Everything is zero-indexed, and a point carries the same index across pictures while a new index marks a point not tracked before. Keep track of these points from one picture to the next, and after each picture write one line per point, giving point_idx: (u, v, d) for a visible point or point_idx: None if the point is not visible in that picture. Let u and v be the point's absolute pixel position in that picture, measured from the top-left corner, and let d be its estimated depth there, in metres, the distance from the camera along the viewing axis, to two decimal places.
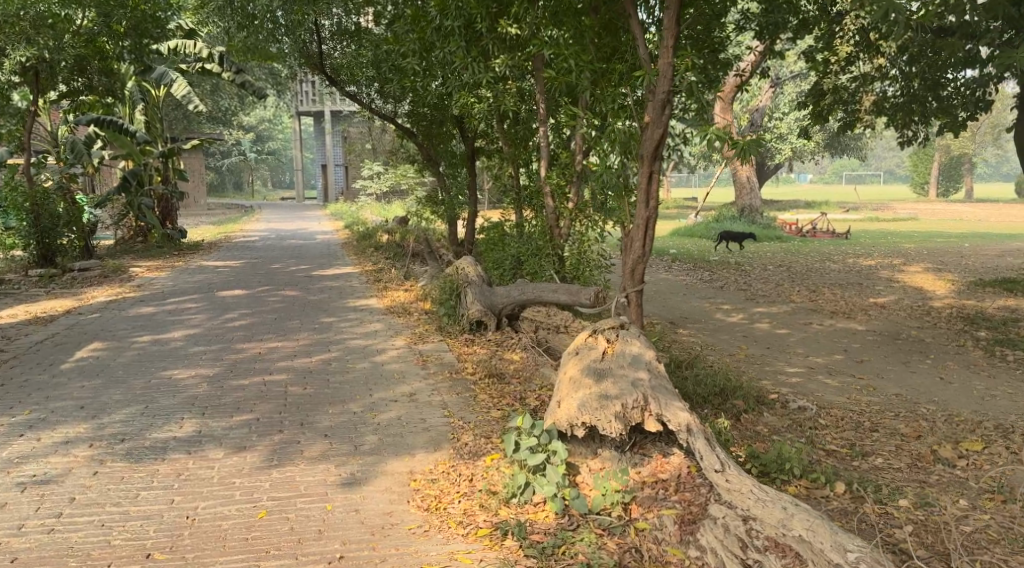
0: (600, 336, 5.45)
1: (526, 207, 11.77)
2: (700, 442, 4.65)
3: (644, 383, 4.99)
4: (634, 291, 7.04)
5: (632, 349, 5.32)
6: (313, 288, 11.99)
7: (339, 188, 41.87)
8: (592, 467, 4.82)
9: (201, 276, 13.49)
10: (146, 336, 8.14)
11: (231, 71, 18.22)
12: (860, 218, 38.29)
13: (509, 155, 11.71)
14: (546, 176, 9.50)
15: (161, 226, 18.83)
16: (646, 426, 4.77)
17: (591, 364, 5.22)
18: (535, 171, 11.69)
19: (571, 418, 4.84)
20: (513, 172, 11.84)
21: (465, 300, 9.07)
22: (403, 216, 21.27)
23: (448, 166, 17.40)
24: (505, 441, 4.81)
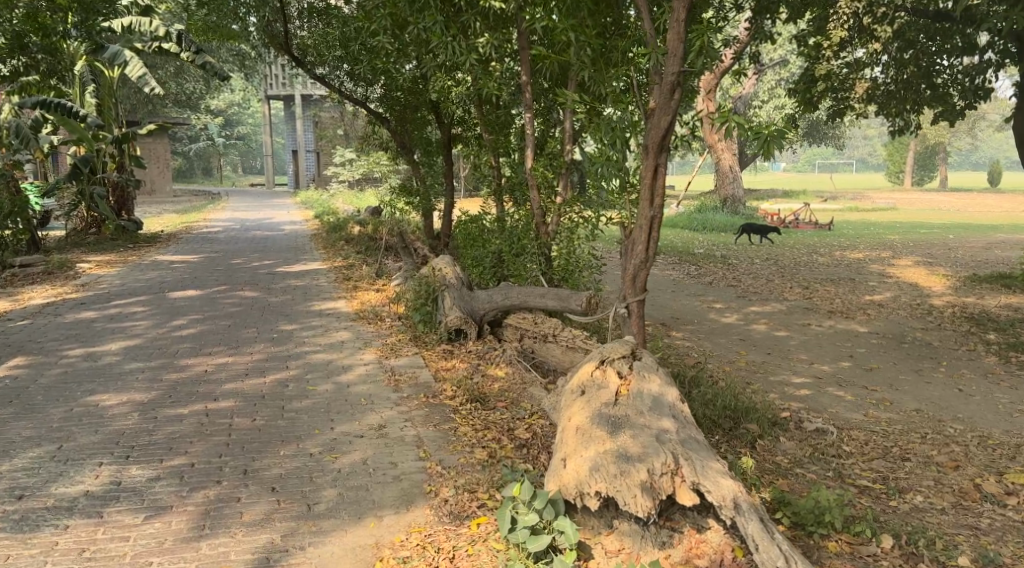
0: (612, 372, 4.85)
1: (508, 200, 10.95)
2: (756, 523, 4.01)
3: (670, 440, 4.39)
4: (634, 300, 6.17)
5: (648, 391, 4.74)
6: (274, 288, 11.04)
7: (309, 175, 40.59)
8: (608, 547, 4.19)
9: (154, 273, 12.50)
10: (77, 351, 7.21)
11: (190, 52, 17.12)
12: (842, 207, 37.72)
13: (489, 142, 10.91)
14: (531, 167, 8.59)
15: (116, 217, 17.70)
16: (679, 497, 4.15)
17: (602, 411, 4.60)
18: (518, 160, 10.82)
19: (581, 485, 4.20)
20: (493, 161, 10.99)
21: (441, 305, 8.20)
22: (375, 207, 20.31)
23: (423, 153, 16.41)
24: (499, 516, 3.90)
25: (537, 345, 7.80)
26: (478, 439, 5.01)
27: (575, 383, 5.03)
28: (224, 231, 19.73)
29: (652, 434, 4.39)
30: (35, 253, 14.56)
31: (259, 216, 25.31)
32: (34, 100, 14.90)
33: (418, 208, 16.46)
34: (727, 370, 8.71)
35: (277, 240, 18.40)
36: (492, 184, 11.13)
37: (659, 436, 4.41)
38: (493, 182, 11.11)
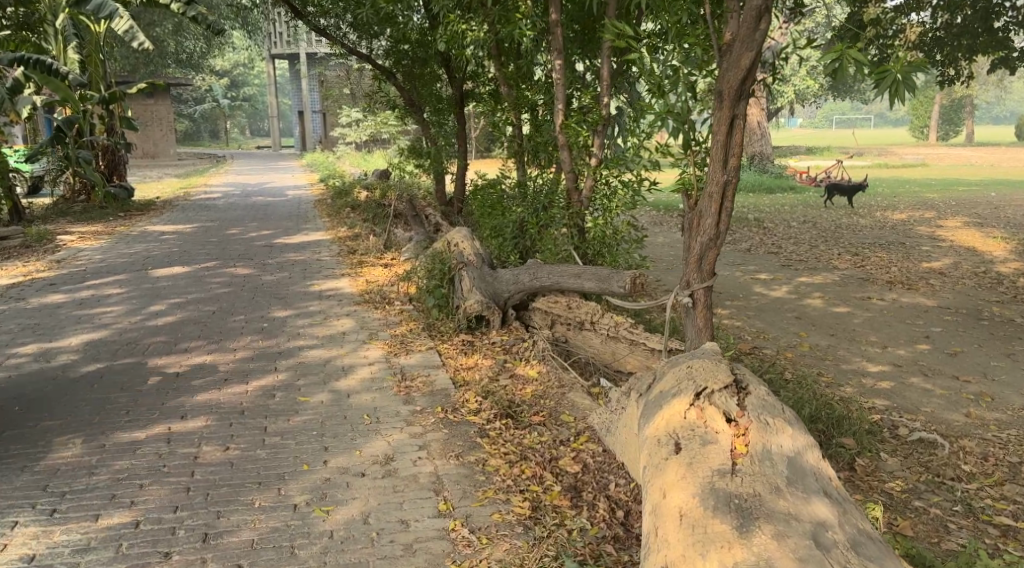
0: (731, 427, 3.62)
1: (532, 162, 9.73)
2: None
3: (837, 546, 3.08)
4: (701, 288, 4.97)
5: (782, 460, 3.50)
6: (270, 264, 9.87)
7: (316, 136, 39.28)
8: None
9: (140, 246, 11.36)
10: (29, 348, 6.08)
11: (181, 3, 15.81)
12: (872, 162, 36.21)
13: (510, 97, 9.64)
14: (561, 123, 7.36)
15: (107, 184, 16.53)
16: None
17: (724, 488, 3.32)
18: (543, 116, 9.53)
19: None
20: (514, 118, 9.70)
21: (456, 288, 7.07)
22: (384, 170, 19.05)
23: (433, 111, 15.05)
24: None
25: (571, 333, 6.67)
26: (514, 480, 3.89)
27: (664, 437, 3.69)
28: (224, 197, 18.54)
29: (807, 536, 3.08)
30: (15, 223, 13.42)
31: (262, 180, 24.05)
32: (11, 57, 13.63)
33: (429, 171, 15.29)
34: (792, 359, 7.51)
35: (279, 207, 17.19)
36: (512, 145, 9.90)
37: (816, 536, 3.11)
38: (514, 142, 9.88)
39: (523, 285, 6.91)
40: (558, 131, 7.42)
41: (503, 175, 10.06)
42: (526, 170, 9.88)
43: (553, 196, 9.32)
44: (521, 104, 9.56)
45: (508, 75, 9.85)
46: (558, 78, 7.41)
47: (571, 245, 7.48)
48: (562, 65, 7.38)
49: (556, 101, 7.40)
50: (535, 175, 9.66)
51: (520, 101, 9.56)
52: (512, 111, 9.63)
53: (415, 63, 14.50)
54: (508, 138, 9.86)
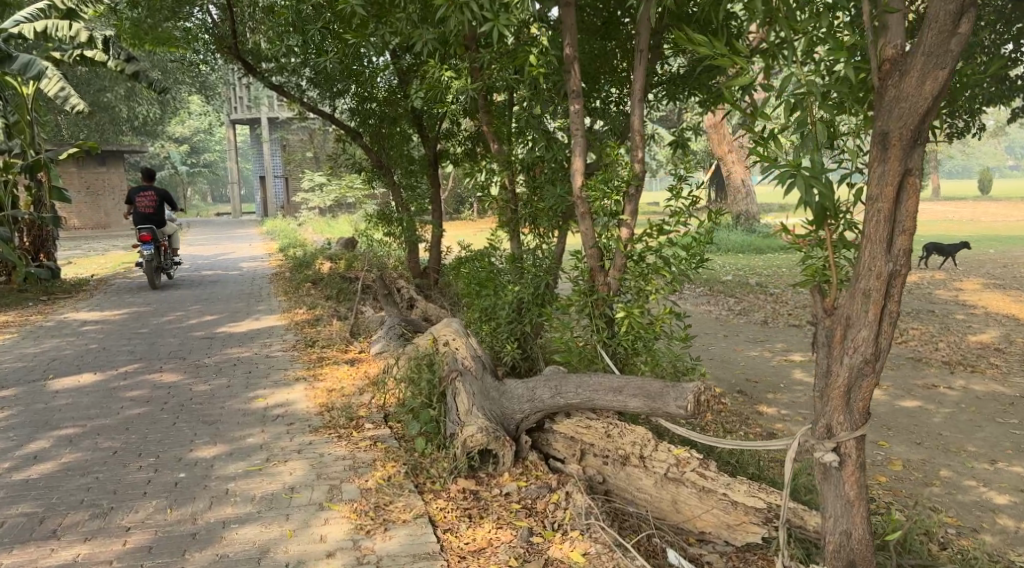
0: None
1: (530, 231, 8.01)
2: None
3: None
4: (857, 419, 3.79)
5: None
6: (206, 365, 7.97)
7: (278, 202, 37.39)
8: None
9: (53, 341, 9.43)
10: None
11: (119, 60, 14.05)
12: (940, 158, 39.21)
13: (502, 157, 7.89)
14: (581, 183, 5.60)
15: (31, 263, 14.43)
16: None
17: None
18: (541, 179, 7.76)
19: None
20: (509, 180, 7.96)
21: (448, 406, 5.20)
22: (350, 238, 17.28)
23: (404, 174, 13.41)
24: None
25: (609, 472, 4.74)
26: None
27: None
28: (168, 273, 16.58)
29: None
30: None
31: (216, 250, 22.07)
32: None
33: (400, 239, 13.59)
34: (888, 489, 5.77)
35: (231, 283, 15.28)
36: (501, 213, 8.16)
37: None
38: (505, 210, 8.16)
39: (538, 402, 5.00)
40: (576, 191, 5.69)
41: (493, 249, 8.28)
42: (524, 243, 8.18)
43: (557, 274, 7.59)
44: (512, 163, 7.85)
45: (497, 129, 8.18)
46: (579, 126, 5.68)
47: (599, 341, 5.67)
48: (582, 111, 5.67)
49: (574, 154, 5.68)
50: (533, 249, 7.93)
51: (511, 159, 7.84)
52: (503, 173, 7.90)
53: (382, 122, 12.87)
54: (497, 204, 8.08)
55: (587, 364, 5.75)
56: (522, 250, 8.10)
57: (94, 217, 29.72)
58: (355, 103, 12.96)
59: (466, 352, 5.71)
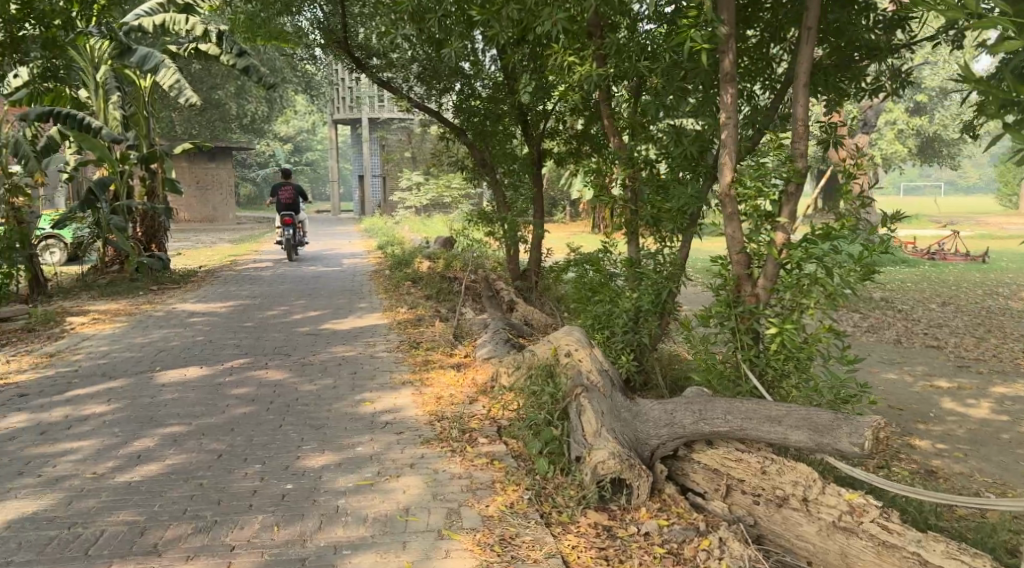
0: None
1: (652, 235, 7.44)
2: None
3: None
4: None
5: None
6: (311, 364, 7.68)
7: (376, 201, 37.68)
8: None
9: (160, 332, 9.34)
10: None
11: (232, 55, 14.02)
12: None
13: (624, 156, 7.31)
14: (730, 179, 4.97)
15: (143, 253, 14.58)
16: None
17: None
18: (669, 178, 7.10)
19: None
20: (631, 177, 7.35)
21: (574, 425, 4.67)
22: (450, 237, 16.98)
23: (507, 172, 13.12)
24: None
25: (761, 514, 4.15)
26: None
27: None
28: (272, 266, 16.62)
29: None
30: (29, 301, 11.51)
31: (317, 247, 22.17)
32: (40, 110, 11.85)
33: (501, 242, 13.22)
34: None
35: (332, 279, 15.15)
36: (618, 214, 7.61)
37: None
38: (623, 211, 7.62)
39: (678, 427, 4.42)
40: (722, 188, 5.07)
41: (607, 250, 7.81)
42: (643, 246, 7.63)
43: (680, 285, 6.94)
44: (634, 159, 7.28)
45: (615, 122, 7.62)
46: (731, 116, 5.05)
47: (743, 360, 5.01)
48: (736, 97, 5.03)
49: (723, 148, 5.04)
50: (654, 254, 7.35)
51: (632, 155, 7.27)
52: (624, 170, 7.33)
53: (487, 119, 12.48)
54: (614, 204, 7.51)
55: (723, 386, 5.10)
56: (640, 254, 7.55)
57: (203, 211, 30.48)
58: (461, 100, 12.60)
59: (591, 365, 5.18)
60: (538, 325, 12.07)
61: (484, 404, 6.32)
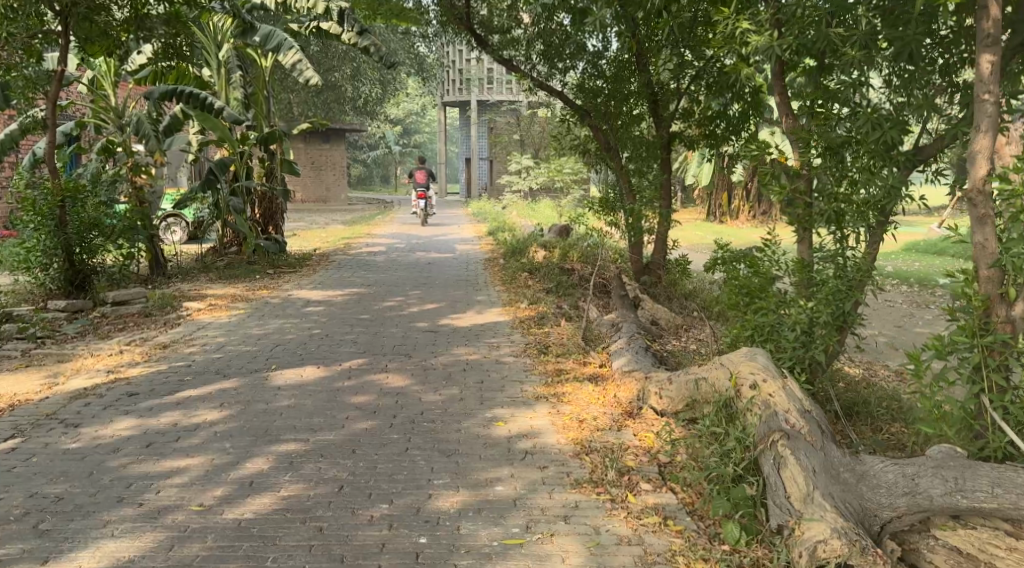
0: None
1: (832, 230, 6.98)
2: None
3: None
4: None
5: None
6: (434, 369, 6.93)
7: (482, 184, 37.00)
8: None
9: (275, 322, 8.81)
10: None
11: (353, 32, 13.42)
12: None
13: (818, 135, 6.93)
14: (988, 171, 4.32)
15: (260, 235, 14.28)
16: None
17: None
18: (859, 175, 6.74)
19: None
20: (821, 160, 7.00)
21: (773, 482, 4.03)
22: (566, 226, 16.08)
23: (633, 158, 11.93)
24: None
25: None
26: None
27: None
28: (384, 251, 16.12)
29: None
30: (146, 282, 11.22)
31: (427, 230, 21.64)
32: (163, 89, 11.51)
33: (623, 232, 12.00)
34: None
35: (445, 266, 14.50)
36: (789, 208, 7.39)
37: None
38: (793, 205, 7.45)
39: (919, 497, 3.79)
40: (973, 182, 4.42)
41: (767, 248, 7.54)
42: (814, 246, 7.36)
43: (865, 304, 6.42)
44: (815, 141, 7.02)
45: (791, 103, 7.40)
46: (995, 89, 4.24)
47: (983, 396, 4.41)
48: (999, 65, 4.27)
49: (980, 131, 4.31)
50: (832, 255, 6.99)
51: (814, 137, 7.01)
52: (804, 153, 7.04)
53: (613, 98, 11.62)
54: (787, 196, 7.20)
55: (960, 419, 4.51)
56: (814, 254, 7.25)
57: (316, 192, 30.57)
58: (582, 79, 11.83)
59: (786, 405, 4.43)
60: (667, 327, 11.04)
61: (635, 435, 5.46)
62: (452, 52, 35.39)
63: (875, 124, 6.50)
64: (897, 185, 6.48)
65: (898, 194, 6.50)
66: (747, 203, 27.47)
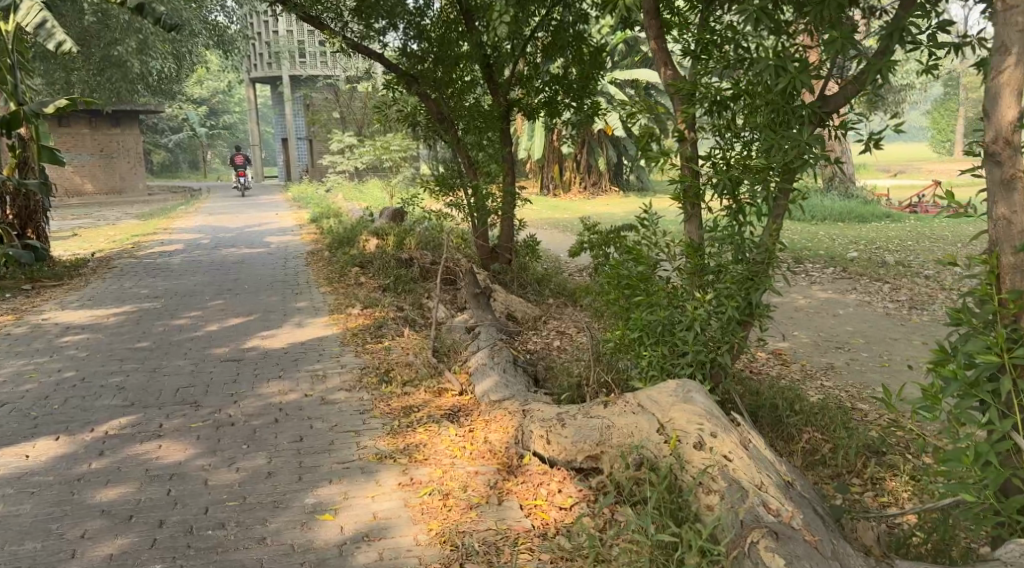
0: None
1: (727, 200, 5.48)
2: None
3: None
4: None
5: None
6: (230, 423, 5.12)
7: (302, 165, 34.22)
8: None
9: (14, 368, 6.69)
10: None
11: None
12: (964, 94, 38.98)
13: (705, 95, 5.47)
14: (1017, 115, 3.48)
15: (16, 239, 11.65)
16: None
17: None
18: (766, 129, 5.18)
19: None
20: (714, 116, 5.52)
21: None
22: (397, 207, 14.34)
23: (467, 130, 10.00)
24: None
25: None
26: None
27: None
28: (184, 250, 13.80)
29: None
30: None
31: (239, 221, 19.21)
32: None
33: (466, 213, 10.25)
34: None
35: (258, 264, 12.44)
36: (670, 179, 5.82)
37: None
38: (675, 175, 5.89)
39: None
40: (992, 135, 3.56)
41: (651, 225, 6.02)
42: (705, 224, 5.84)
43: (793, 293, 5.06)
44: (699, 96, 5.51)
45: (669, 53, 5.84)
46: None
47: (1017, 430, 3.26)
48: None
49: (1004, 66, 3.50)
50: (728, 236, 5.46)
51: (698, 91, 5.50)
52: (685, 110, 5.53)
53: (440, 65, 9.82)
54: (669, 167, 5.65)
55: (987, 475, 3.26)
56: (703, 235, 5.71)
57: (110, 182, 27.03)
58: (405, 44, 10.02)
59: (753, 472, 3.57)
60: (524, 322, 9.48)
61: (524, 513, 3.93)
62: (257, 22, 32.30)
63: (777, 68, 5.10)
64: (809, 141, 5.05)
65: (809, 155, 5.06)
66: (578, 174, 26.60)
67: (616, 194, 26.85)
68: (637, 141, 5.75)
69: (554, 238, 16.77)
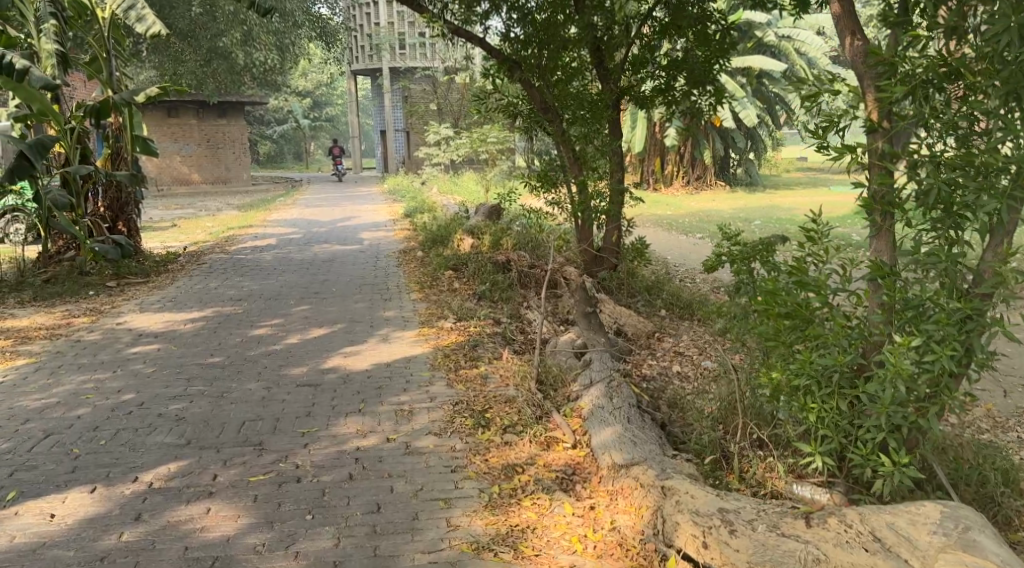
0: None
1: (932, 213, 4.21)
2: None
3: None
4: None
5: None
6: (295, 479, 4.18)
7: (399, 156, 33.72)
8: None
9: (72, 386, 5.94)
10: None
11: None
12: None
13: (908, 72, 4.17)
14: None
15: (105, 233, 11.13)
16: None
17: None
18: (1000, 117, 3.92)
19: None
20: (916, 98, 4.19)
21: None
22: (494, 204, 13.32)
23: (571, 122, 8.78)
24: None
25: None
26: None
27: None
28: (274, 246, 13.14)
29: None
30: None
31: (333, 214, 18.63)
32: None
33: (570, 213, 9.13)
34: None
35: (348, 262, 11.64)
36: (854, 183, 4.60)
37: None
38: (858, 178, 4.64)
39: None
40: None
41: (823, 240, 4.76)
42: (898, 243, 4.54)
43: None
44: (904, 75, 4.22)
45: (858, 19, 4.62)
46: None
47: None
48: None
49: None
50: (938, 260, 4.13)
51: (902, 68, 4.22)
52: (887, 93, 4.22)
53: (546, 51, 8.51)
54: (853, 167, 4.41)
55: None
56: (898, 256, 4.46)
57: (215, 171, 26.94)
58: (507, 28, 8.73)
59: None
60: (637, 340, 8.32)
61: None
62: (358, 13, 31.94)
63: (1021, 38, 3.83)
64: None
65: None
66: (681, 168, 25.21)
67: (723, 189, 25.26)
68: (812, 135, 4.48)
69: (660, 239, 15.45)
